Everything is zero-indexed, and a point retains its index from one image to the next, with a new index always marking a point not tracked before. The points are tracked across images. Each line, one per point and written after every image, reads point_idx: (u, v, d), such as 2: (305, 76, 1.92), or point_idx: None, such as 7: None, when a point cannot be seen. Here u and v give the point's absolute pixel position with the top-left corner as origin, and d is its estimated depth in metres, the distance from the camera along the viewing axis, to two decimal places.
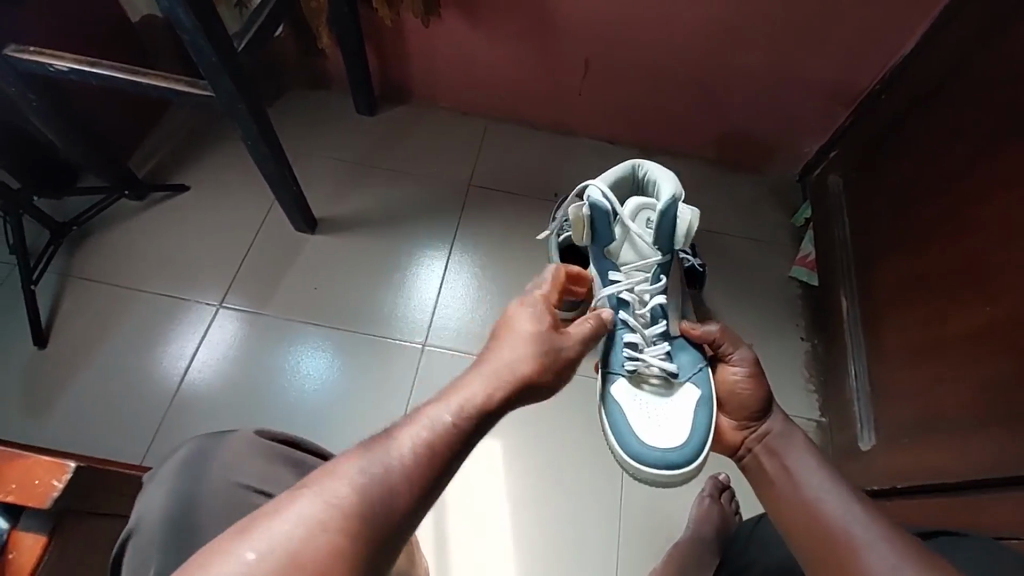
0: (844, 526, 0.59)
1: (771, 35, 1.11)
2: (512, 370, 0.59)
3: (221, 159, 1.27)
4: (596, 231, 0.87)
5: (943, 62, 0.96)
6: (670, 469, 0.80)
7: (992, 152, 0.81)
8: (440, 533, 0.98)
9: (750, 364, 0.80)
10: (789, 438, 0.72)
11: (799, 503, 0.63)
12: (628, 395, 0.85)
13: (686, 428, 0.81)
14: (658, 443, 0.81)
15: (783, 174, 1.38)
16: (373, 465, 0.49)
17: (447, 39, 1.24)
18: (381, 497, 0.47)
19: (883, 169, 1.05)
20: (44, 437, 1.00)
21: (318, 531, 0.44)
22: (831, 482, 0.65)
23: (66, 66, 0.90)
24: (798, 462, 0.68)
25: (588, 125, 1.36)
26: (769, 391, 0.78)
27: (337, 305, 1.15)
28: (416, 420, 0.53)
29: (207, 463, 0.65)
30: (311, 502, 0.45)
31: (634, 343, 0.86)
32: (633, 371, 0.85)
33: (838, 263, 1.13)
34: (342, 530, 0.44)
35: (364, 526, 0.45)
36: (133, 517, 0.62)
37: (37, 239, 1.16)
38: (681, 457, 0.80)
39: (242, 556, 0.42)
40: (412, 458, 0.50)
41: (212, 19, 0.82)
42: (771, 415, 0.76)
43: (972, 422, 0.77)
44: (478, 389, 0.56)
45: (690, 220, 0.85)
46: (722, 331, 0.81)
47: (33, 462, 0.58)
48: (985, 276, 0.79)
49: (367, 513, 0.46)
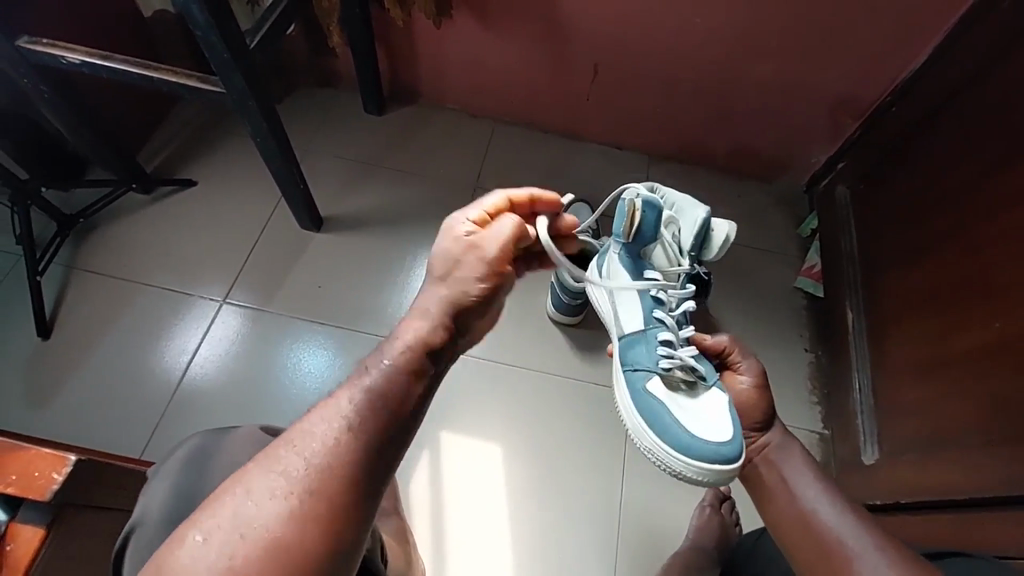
0: (839, 536, 0.59)
1: (782, 45, 1.11)
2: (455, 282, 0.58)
3: (229, 155, 1.27)
4: (642, 230, 0.83)
5: (955, 74, 0.95)
6: (726, 462, 0.71)
7: (1004, 166, 0.81)
8: (438, 537, 0.98)
9: (756, 375, 0.78)
10: (788, 450, 0.71)
11: (794, 512, 0.63)
12: (665, 393, 0.78)
13: (728, 419, 0.74)
14: (708, 436, 0.73)
15: (790, 184, 1.38)
16: (309, 441, 0.48)
17: (458, 40, 1.24)
18: (330, 460, 0.47)
19: (892, 181, 1.04)
20: (44, 429, 1.00)
21: (269, 508, 0.45)
22: (828, 493, 0.64)
23: (78, 59, 0.91)
24: (795, 471, 0.68)
25: (596, 131, 1.36)
26: (772, 404, 0.77)
27: (339, 300, 1.15)
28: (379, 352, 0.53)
29: (209, 459, 0.65)
30: (260, 482, 0.46)
31: (668, 341, 0.80)
32: (666, 371, 0.79)
33: (844, 274, 1.12)
34: (296, 502, 0.45)
35: (314, 501, 0.45)
36: (135, 514, 0.61)
37: (44, 230, 1.16)
38: (735, 449, 0.71)
39: (193, 537, 0.44)
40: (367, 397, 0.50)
41: (226, 15, 0.82)
42: (769, 426, 0.75)
43: (976, 439, 0.76)
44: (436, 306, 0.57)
45: (725, 232, 0.89)
46: (730, 341, 0.80)
47: (34, 454, 0.58)
48: (994, 293, 0.78)
49: (320, 480, 0.46)
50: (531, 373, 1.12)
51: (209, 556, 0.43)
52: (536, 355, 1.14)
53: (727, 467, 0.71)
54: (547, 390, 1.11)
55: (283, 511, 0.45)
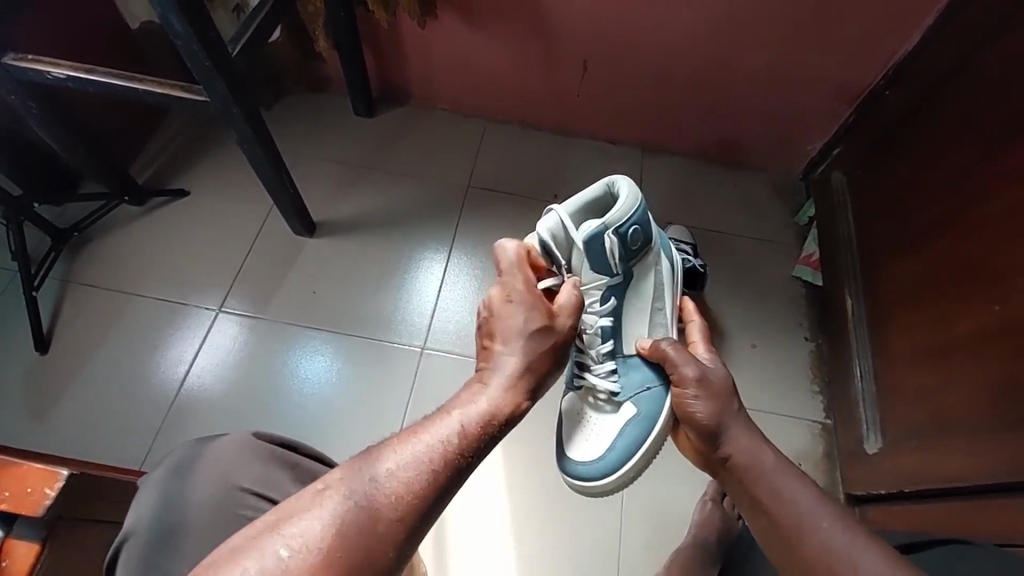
0: (838, 549, 0.55)
1: (771, 32, 1.10)
2: (525, 370, 0.61)
3: (219, 164, 1.27)
4: (554, 261, 0.75)
5: (948, 56, 0.94)
6: (588, 480, 0.80)
7: (1002, 148, 0.79)
8: (439, 540, 0.97)
9: (699, 383, 0.70)
10: (757, 462, 0.65)
11: (787, 527, 0.59)
12: (573, 407, 0.85)
13: (608, 443, 0.80)
14: (586, 456, 0.81)
15: (786, 172, 1.36)
16: (383, 473, 0.50)
17: (445, 40, 1.23)
18: (405, 497, 0.49)
19: (889, 167, 1.03)
20: (43, 442, 1.01)
21: (350, 533, 0.47)
22: (801, 484, 0.62)
23: (63, 73, 0.90)
24: (773, 472, 0.63)
25: (588, 126, 1.36)
26: (728, 408, 0.69)
27: (348, 313, 1.15)
28: (442, 420, 0.55)
29: (200, 466, 0.64)
30: (340, 503, 0.48)
31: (583, 361, 0.82)
32: (580, 386, 0.84)
33: (842, 263, 1.11)
34: (372, 529, 0.47)
35: (392, 528, 0.48)
36: (127, 523, 0.62)
37: (38, 245, 1.17)
38: (602, 470, 0.79)
39: (275, 553, 0.45)
40: (440, 454, 0.52)
41: (207, 25, 0.82)
42: (729, 434, 0.67)
43: (979, 427, 0.76)
44: (500, 391, 0.59)
45: (621, 245, 0.75)
46: (669, 350, 0.73)
47: (27, 470, 0.58)
48: (993, 277, 0.77)
49: (391, 514, 0.49)
50: None
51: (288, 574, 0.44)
52: None
53: (597, 483, 0.80)
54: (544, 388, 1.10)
55: (365, 540, 0.47)
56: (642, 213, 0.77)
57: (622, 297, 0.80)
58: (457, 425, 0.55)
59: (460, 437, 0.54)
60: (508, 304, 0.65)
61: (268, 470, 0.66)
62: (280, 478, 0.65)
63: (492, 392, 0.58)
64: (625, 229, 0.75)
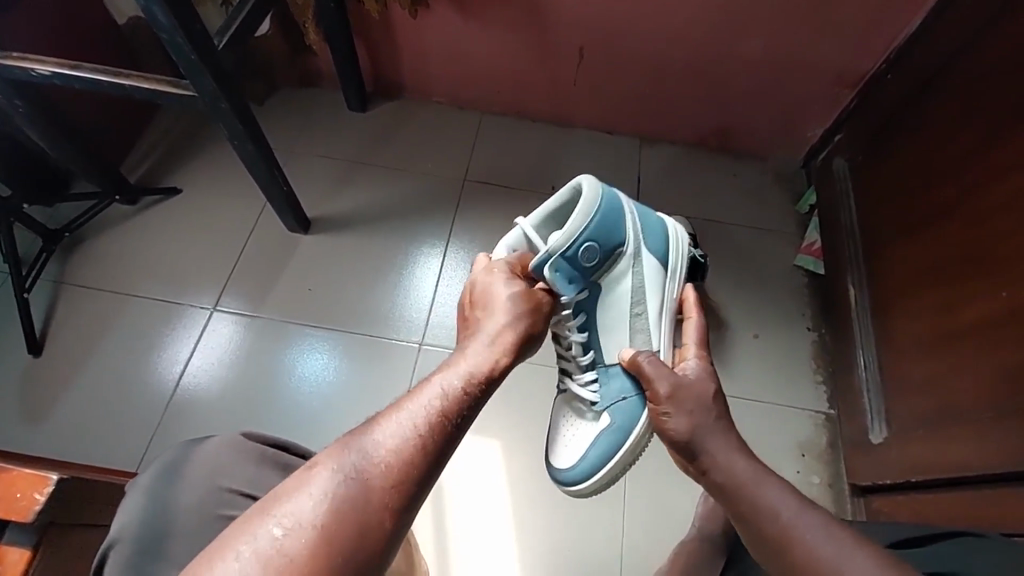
0: (827, 560, 0.52)
1: (770, 17, 1.07)
2: (508, 332, 0.61)
3: (211, 161, 1.26)
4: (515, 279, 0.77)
5: (950, 37, 0.92)
6: (561, 483, 0.81)
7: (1006, 130, 0.77)
8: (440, 537, 0.96)
9: (672, 398, 0.66)
10: (741, 474, 0.61)
11: (772, 537, 0.56)
12: (557, 411, 0.85)
13: (582, 452, 0.79)
14: (561, 460, 0.81)
15: (787, 160, 1.34)
16: (366, 448, 0.49)
17: (438, 30, 1.21)
18: (398, 463, 0.48)
19: (890, 153, 1.01)
20: (38, 446, 0.99)
21: (344, 505, 0.46)
22: (783, 492, 0.58)
23: (47, 70, 0.88)
24: (755, 483, 0.60)
25: (584, 116, 1.33)
26: (706, 420, 0.65)
27: (339, 303, 1.14)
28: (426, 388, 0.54)
29: (189, 469, 0.63)
30: (331, 478, 0.47)
31: (566, 368, 0.83)
32: (565, 390, 0.84)
33: (845, 251, 1.09)
34: (366, 499, 0.46)
35: (387, 497, 0.47)
36: (113, 530, 0.60)
37: (30, 246, 1.15)
38: (573, 476, 0.80)
39: (269, 532, 0.44)
40: (427, 421, 0.51)
41: (192, 18, 0.80)
42: (702, 444, 0.63)
43: (984, 415, 0.75)
44: (484, 354, 0.58)
45: (567, 267, 0.73)
46: (649, 371, 0.70)
47: (16, 475, 0.57)
48: (998, 262, 0.76)
49: (385, 482, 0.47)
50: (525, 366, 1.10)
51: (286, 551, 0.43)
52: None
53: (568, 487, 0.81)
54: (544, 382, 1.09)
55: (360, 508, 0.46)
56: (597, 227, 0.74)
57: (593, 309, 0.79)
58: (443, 392, 0.53)
59: (447, 403, 0.53)
60: (491, 279, 0.67)
61: (259, 470, 0.64)
62: (272, 478, 0.64)
63: (475, 357, 0.58)
64: (573, 251, 0.73)
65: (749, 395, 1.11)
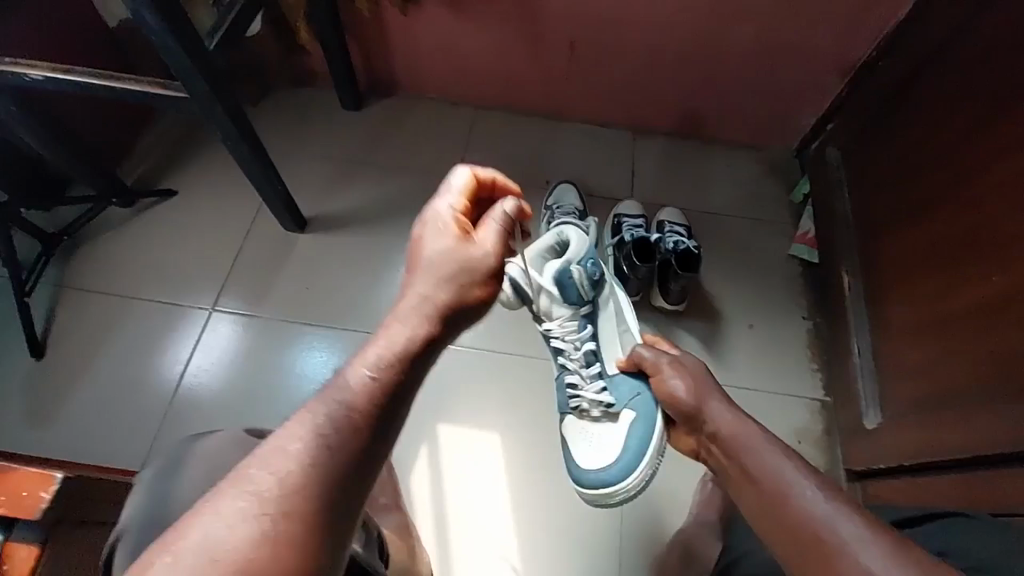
0: (821, 522, 0.53)
1: (760, 7, 1.08)
2: (431, 302, 0.54)
3: (207, 163, 1.26)
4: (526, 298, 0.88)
5: (939, 25, 0.92)
6: (607, 486, 0.84)
7: (995, 118, 0.78)
8: (442, 536, 0.97)
9: (674, 365, 0.79)
10: (743, 433, 0.67)
11: (770, 496, 0.59)
12: (575, 430, 0.89)
13: (618, 449, 0.84)
14: (597, 466, 0.85)
15: (780, 149, 1.35)
16: (322, 409, 0.48)
17: (430, 27, 1.21)
18: (306, 476, 0.44)
19: (881, 141, 1.02)
20: (45, 447, 1.01)
21: (242, 525, 0.42)
22: (784, 456, 0.62)
23: (39, 75, 0.88)
24: (758, 448, 0.64)
25: (578, 110, 1.34)
26: (706, 385, 0.75)
27: (337, 303, 1.15)
28: (336, 386, 0.49)
29: (189, 465, 0.64)
30: (233, 499, 0.43)
31: (574, 382, 0.89)
32: (577, 409, 0.89)
33: (838, 238, 1.10)
34: (271, 519, 0.43)
35: (294, 512, 0.43)
36: (121, 523, 0.61)
37: (30, 251, 1.16)
38: (614, 475, 0.83)
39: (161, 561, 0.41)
40: (337, 423, 0.47)
41: (182, 20, 0.80)
42: (710, 410, 0.72)
43: (977, 399, 0.76)
44: (401, 332, 0.52)
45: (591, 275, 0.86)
46: (648, 355, 0.82)
47: (20, 475, 0.58)
48: (989, 248, 0.76)
49: (292, 499, 0.43)
50: (520, 361, 1.12)
51: None
52: (523, 341, 1.13)
53: (615, 487, 0.83)
54: (540, 377, 1.10)
55: (262, 524, 0.42)
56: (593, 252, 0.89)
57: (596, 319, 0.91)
58: (355, 385, 0.48)
59: (359, 393, 0.48)
60: (428, 231, 0.59)
61: None
62: None
63: (392, 336, 0.52)
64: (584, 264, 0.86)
65: (745, 384, 1.12)
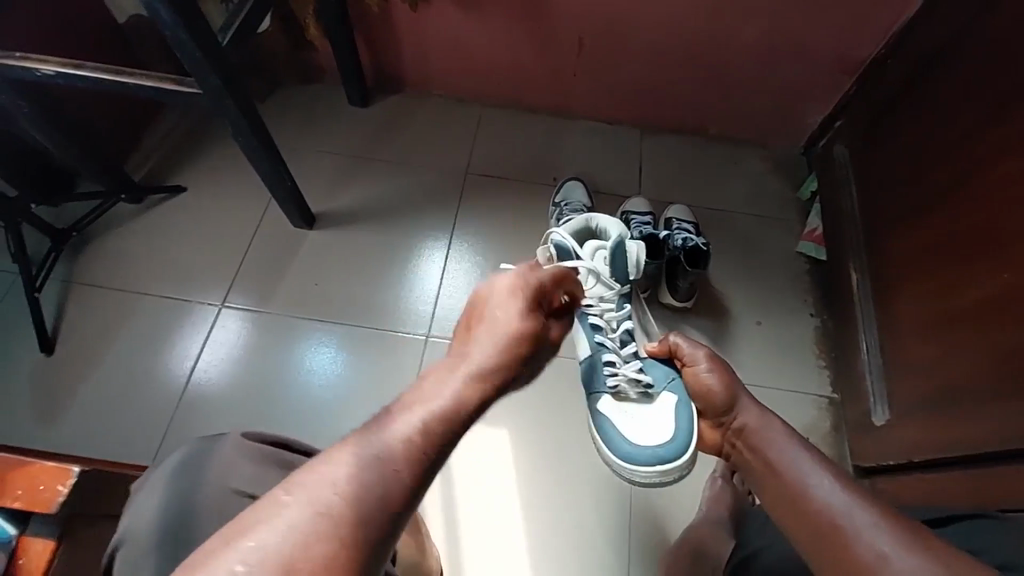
0: (833, 514, 0.53)
1: (769, 4, 1.08)
2: (497, 357, 0.51)
3: (214, 159, 1.26)
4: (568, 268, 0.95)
5: (949, 21, 0.92)
6: (664, 463, 0.82)
7: (1003, 113, 0.78)
8: (452, 534, 0.97)
9: (709, 359, 0.76)
10: (764, 428, 0.66)
11: (787, 488, 0.58)
12: (616, 409, 0.88)
13: (671, 425, 0.84)
14: (649, 443, 0.84)
15: (787, 147, 1.35)
16: (373, 444, 0.44)
17: (437, 23, 1.21)
18: (377, 495, 0.41)
19: (889, 139, 1.02)
20: (52, 443, 1.01)
21: (313, 540, 0.38)
22: (798, 448, 0.62)
23: (51, 69, 0.88)
24: (779, 442, 0.63)
25: (585, 107, 1.34)
26: (736, 381, 0.73)
27: (346, 300, 1.15)
28: (407, 410, 0.46)
29: (195, 469, 0.64)
30: (299, 508, 0.39)
31: (612, 361, 0.90)
32: (615, 390, 0.89)
33: (846, 236, 1.10)
34: (339, 532, 0.39)
35: (365, 527, 0.40)
36: (116, 533, 0.61)
37: (38, 246, 1.16)
38: (671, 450, 0.82)
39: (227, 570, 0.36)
40: (407, 445, 0.44)
41: (193, 13, 0.80)
42: (741, 405, 0.70)
43: (985, 394, 0.76)
44: (462, 382, 0.48)
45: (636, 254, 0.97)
46: (681, 342, 0.80)
47: (37, 468, 0.59)
48: (996, 242, 0.76)
49: (364, 514, 0.40)
50: None
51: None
52: None
53: (672, 463, 0.82)
54: (549, 375, 1.10)
55: (331, 538, 0.38)
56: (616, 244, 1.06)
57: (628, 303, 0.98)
58: (424, 415, 0.46)
59: (426, 429, 0.45)
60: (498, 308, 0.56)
61: (260, 470, 0.65)
62: (272, 476, 0.65)
63: (455, 379, 0.48)
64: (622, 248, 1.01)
65: (753, 381, 1.13)
